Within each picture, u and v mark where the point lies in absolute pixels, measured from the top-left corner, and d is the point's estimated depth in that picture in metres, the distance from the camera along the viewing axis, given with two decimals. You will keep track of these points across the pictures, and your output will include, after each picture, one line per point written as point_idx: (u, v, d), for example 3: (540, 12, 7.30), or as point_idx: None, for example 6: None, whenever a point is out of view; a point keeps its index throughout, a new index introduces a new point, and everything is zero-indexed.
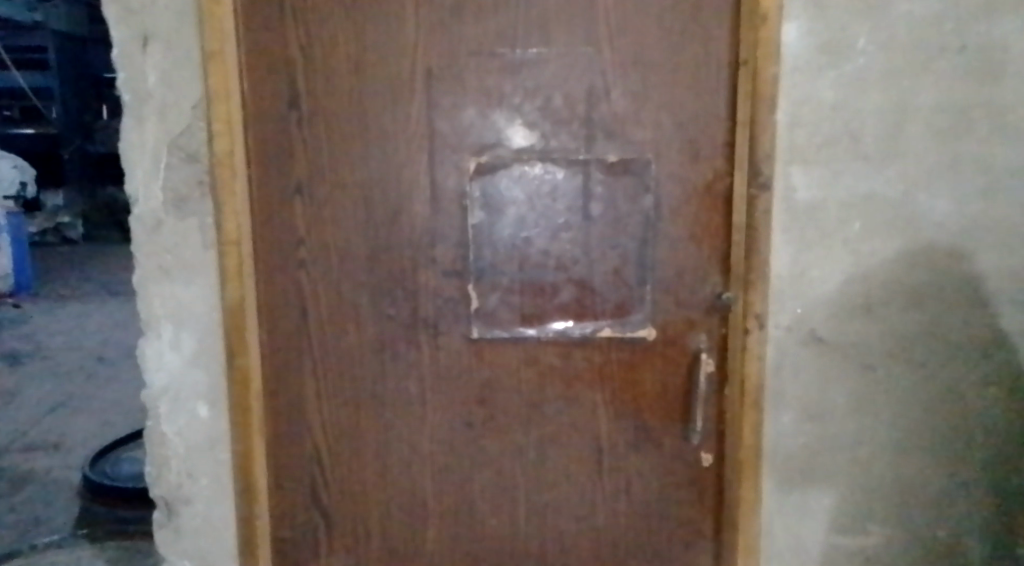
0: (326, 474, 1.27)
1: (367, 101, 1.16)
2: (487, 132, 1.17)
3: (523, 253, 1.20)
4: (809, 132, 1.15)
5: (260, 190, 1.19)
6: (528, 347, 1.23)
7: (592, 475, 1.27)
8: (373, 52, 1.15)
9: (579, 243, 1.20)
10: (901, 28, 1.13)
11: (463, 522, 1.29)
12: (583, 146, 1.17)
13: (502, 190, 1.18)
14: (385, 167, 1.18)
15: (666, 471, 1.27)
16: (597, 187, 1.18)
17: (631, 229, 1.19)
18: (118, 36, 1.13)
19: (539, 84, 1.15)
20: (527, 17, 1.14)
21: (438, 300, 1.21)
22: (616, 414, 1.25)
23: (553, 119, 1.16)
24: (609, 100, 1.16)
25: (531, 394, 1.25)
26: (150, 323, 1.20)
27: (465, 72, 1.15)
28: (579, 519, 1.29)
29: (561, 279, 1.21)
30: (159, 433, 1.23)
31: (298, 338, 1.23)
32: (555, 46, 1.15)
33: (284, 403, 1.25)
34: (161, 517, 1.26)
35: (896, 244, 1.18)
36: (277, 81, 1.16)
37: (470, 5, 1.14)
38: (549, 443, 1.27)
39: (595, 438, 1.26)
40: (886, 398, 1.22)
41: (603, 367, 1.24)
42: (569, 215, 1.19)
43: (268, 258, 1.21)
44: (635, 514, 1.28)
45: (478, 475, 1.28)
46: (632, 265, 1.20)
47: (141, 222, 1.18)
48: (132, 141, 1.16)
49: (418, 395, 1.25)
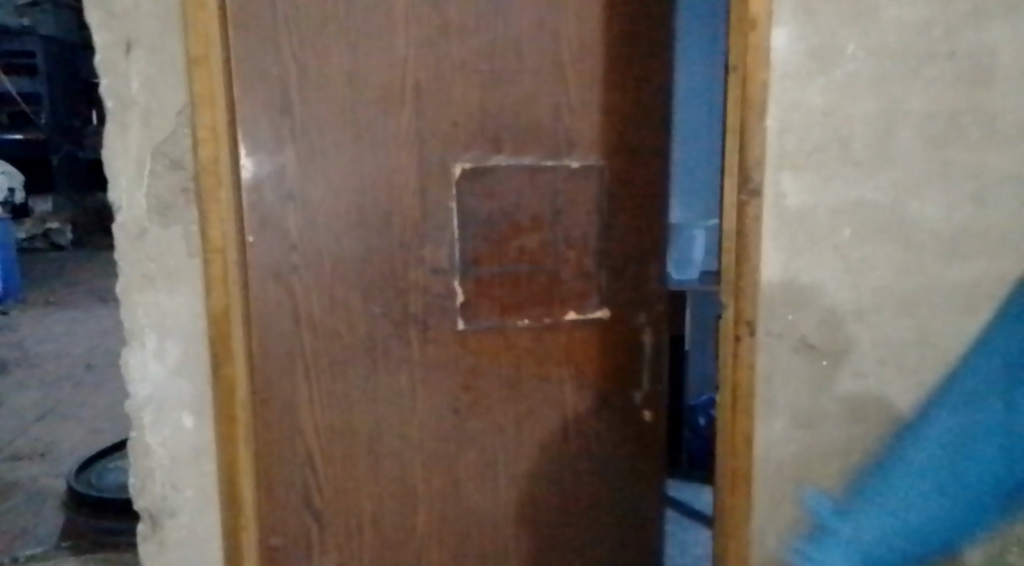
0: (319, 474, 1.26)
1: (360, 111, 1.18)
2: (473, 141, 1.22)
3: (501, 250, 1.25)
4: (799, 139, 1.14)
5: (250, 197, 1.16)
6: (507, 333, 1.29)
7: (561, 444, 1.37)
8: (365, 64, 1.18)
9: (548, 240, 1.27)
10: (890, 33, 1.12)
11: (451, 504, 1.33)
12: (553, 153, 1.27)
13: (487, 193, 1.23)
14: (375, 174, 1.20)
15: (618, 433, 1.41)
16: (562, 190, 1.28)
17: (589, 225, 1.30)
18: (99, 42, 1.10)
19: (515, 97, 1.24)
20: (504, 38, 1.22)
21: (425, 297, 1.24)
22: (580, 388, 1.36)
23: (527, 129, 1.25)
24: (575, 113, 1.27)
25: (509, 375, 1.31)
26: (134, 333, 1.16)
27: (452, 86, 1.21)
28: (551, 486, 1.38)
29: (536, 273, 1.28)
30: (143, 445, 1.19)
31: (291, 342, 1.22)
32: (530, 64, 1.24)
33: (274, 408, 1.23)
34: (145, 530, 1.22)
35: (887, 249, 1.17)
36: (272, 88, 1.15)
37: (455, 26, 1.20)
38: (525, 419, 1.34)
39: (562, 411, 1.36)
40: (877, 404, 1.22)
41: (570, 345, 1.33)
42: (543, 214, 1.26)
43: (258, 264, 1.18)
44: (596, 473, 1.41)
45: (463, 455, 1.32)
46: (592, 257, 1.31)
47: (125, 229, 1.15)
48: (115, 146, 1.13)
49: (408, 388, 1.27)
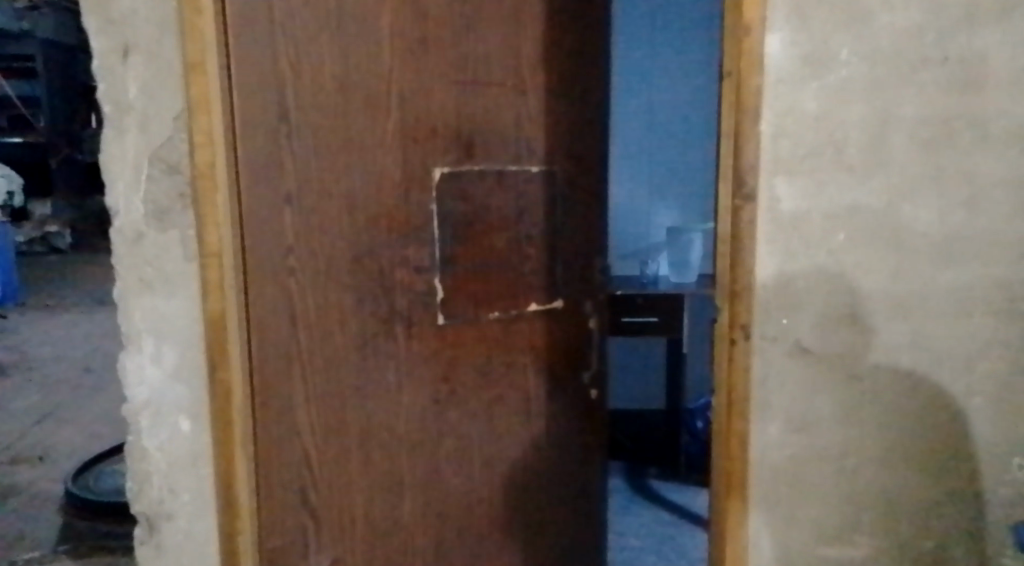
0: (315, 473, 1.26)
1: (352, 118, 1.21)
2: (450, 148, 1.30)
3: (473, 249, 1.33)
4: (793, 144, 1.15)
5: (249, 201, 1.14)
6: (480, 326, 1.38)
7: (525, 424, 1.48)
8: (356, 72, 1.21)
9: (513, 239, 1.39)
10: (883, 39, 1.13)
11: (432, 491, 1.39)
12: (516, 159, 1.37)
13: (462, 195, 1.31)
14: (368, 179, 1.23)
15: (570, 411, 1.55)
16: (525, 192, 1.39)
17: (546, 224, 1.43)
18: (97, 47, 1.12)
19: (484, 106, 1.33)
20: (474, 52, 1.31)
21: (409, 295, 1.29)
22: (540, 372, 1.48)
23: (495, 137, 1.34)
24: (533, 122, 1.39)
25: (482, 364, 1.40)
26: (131, 337, 1.18)
27: (433, 95, 1.28)
28: (518, 463, 1.49)
29: (505, 269, 1.39)
30: (140, 448, 1.22)
31: (286, 346, 1.21)
32: (496, 77, 1.34)
33: (271, 410, 1.21)
34: (142, 533, 1.25)
35: (882, 253, 1.18)
36: (269, 95, 1.14)
37: (433, 40, 1.27)
38: (495, 404, 1.44)
39: (525, 394, 1.47)
40: (871, 407, 1.22)
41: (531, 333, 1.45)
42: (509, 215, 1.38)
43: (256, 266, 1.16)
44: (555, 448, 1.53)
45: (444, 441, 1.39)
46: (549, 253, 1.44)
47: (122, 235, 1.17)
48: (113, 151, 1.16)
49: (394, 383, 1.31)
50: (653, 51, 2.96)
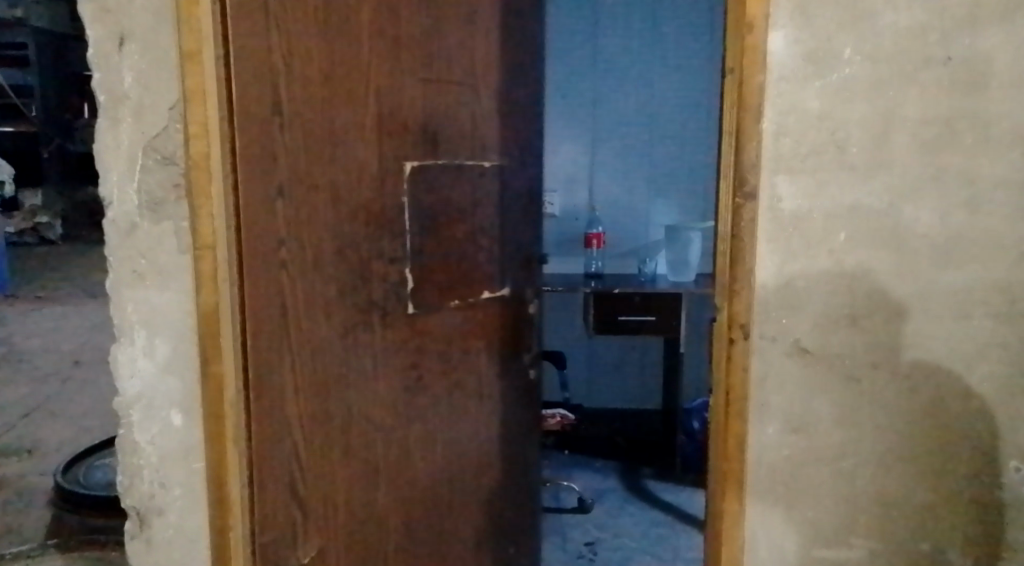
0: (303, 463, 1.20)
1: (333, 110, 1.16)
2: (421, 142, 1.29)
3: (437, 239, 1.34)
4: (794, 142, 1.14)
5: (246, 190, 1.08)
6: (442, 313, 1.38)
7: (478, 407, 1.51)
8: (343, 66, 1.17)
9: (471, 230, 1.41)
10: (886, 37, 1.12)
11: (405, 477, 1.37)
12: (472, 154, 1.40)
13: (431, 187, 1.31)
14: (350, 169, 1.19)
15: (514, 390, 1.60)
16: (481, 186, 1.42)
17: (496, 216, 1.47)
18: (93, 34, 1.11)
19: (447, 104, 1.34)
20: (439, 50, 1.32)
21: (385, 285, 1.26)
22: (491, 356, 1.52)
23: (455, 132, 1.36)
24: (484, 119, 1.41)
25: (443, 350, 1.41)
26: (123, 329, 1.17)
27: (405, 89, 1.26)
28: (475, 444, 1.51)
29: (463, 258, 1.40)
30: (132, 442, 1.20)
31: (278, 341, 1.14)
32: (457, 75, 1.36)
33: (265, 403, 1.14)
34: (133, 529, 1.23)
35: (883, 253, 1.17)
36: (265, 87, 1.08)
37: (405, 40, 1.26)
38: (455, 388, 1.45)
39: (479, 376, 1.50)
40: (869, 408, 1.21)
41: (483, 318, 1.48)
42: (467, 207, 1.40)
43: (254, 258, 1.10)
44: (502, 428, 1.58)
45: (414, 427, 1.37)
46: (498, 243, 1.49)
47: (116, 226, 1.16)
48: (107, 140, 1.14)
49: (371, 369, 1.28)
50: (653, 49, 2.95)
